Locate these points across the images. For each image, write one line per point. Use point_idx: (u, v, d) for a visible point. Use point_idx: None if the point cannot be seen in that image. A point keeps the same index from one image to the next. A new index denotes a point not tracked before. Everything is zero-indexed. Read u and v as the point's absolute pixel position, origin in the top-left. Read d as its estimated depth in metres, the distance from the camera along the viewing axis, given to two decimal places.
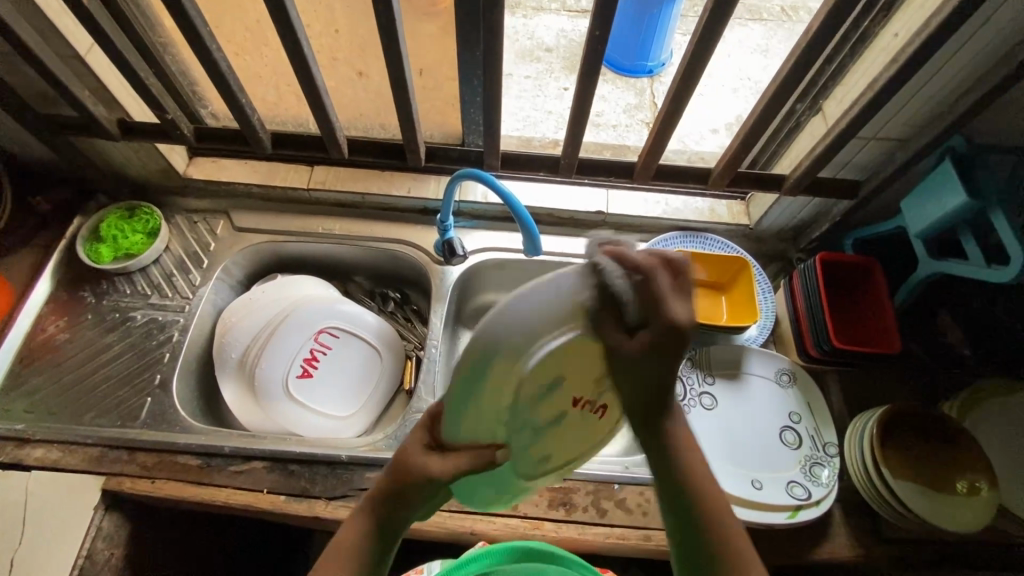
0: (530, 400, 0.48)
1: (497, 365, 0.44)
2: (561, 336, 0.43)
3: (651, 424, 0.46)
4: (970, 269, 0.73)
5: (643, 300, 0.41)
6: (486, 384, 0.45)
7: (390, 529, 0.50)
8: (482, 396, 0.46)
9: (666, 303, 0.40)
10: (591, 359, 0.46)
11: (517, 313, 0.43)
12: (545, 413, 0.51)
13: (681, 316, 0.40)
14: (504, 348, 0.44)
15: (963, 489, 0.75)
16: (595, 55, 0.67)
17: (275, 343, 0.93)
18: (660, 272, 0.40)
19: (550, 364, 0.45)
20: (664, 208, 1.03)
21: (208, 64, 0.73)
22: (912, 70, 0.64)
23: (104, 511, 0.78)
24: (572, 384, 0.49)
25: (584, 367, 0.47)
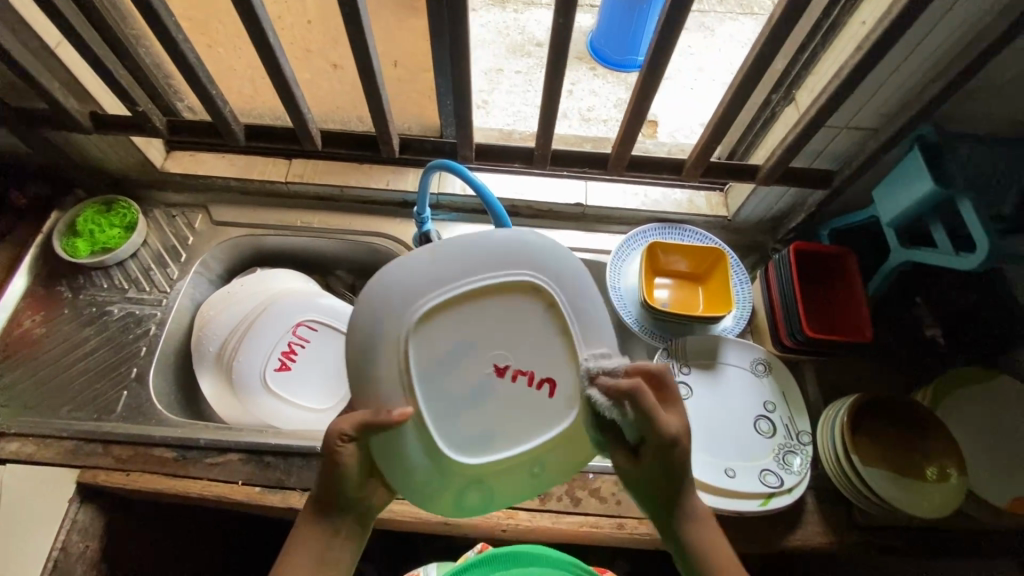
0: (436, 360, 0.55)
1: (384, 323, 0.53)
2: (444, 289, 0.54)
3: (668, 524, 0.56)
4: (938, 257, 0.73)
5: (637, 419, 0.53)
6: (379, 345, 0.53)
7: (331, 506, 0.54)
8: (379, 356, 0.53)
9: (656, 416, 0.52)
10: (484, 314, 0.57)
11: (397, 279, 0.54)
12: (463, 379, 0.56)
13: (667, 423, 0.52)
14: (388, 307, 0.53)
15: (932, 476, 0.75)
16: (564, 45, 0.66)
17: (253, 335, 0.92)
18: (644, 389, 0.52)
19: (439, 318, 0.55)
20: (643, 200, 1.03)
21: (176, 56, 0.73)
22: (876, 57, 0.64)
23: (79, 504, 0.79)
24: (477, 342, 0.56)
25: (483, 327, 0.57)
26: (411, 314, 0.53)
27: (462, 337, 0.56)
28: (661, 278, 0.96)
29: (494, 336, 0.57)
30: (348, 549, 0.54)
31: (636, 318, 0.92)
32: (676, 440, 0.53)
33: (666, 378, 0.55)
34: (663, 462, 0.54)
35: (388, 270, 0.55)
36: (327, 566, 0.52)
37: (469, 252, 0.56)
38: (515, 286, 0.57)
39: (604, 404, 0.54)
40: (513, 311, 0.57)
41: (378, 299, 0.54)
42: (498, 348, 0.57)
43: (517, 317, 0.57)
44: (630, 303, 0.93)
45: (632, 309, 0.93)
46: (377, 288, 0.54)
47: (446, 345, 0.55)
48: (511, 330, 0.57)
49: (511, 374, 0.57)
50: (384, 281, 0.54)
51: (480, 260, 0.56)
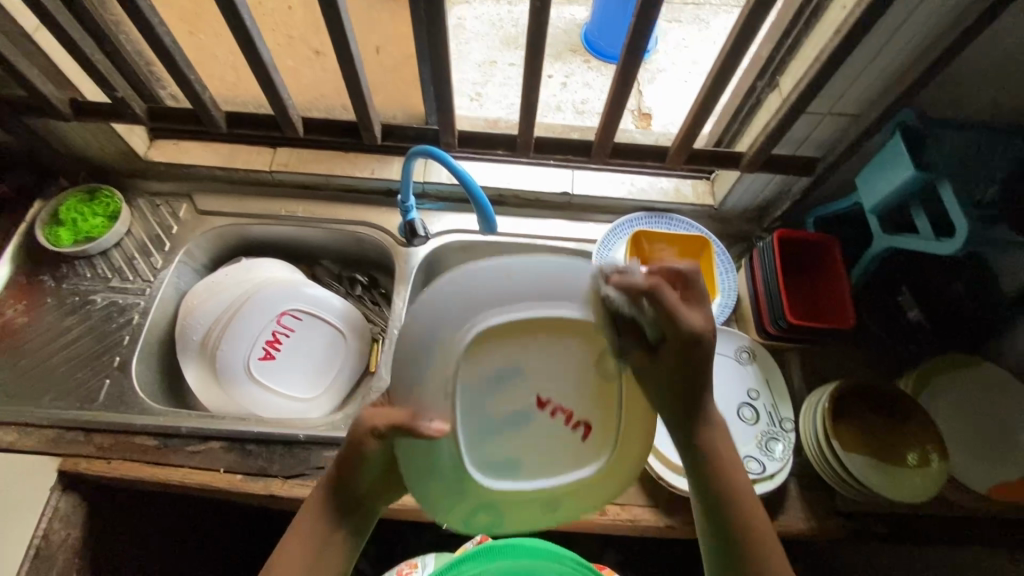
0: (482, 388, 0.48)
1: (437, 338, 0.46)
2: (507, 311, 0.47)
3: (684, 434, 0.55)
4: (920, 243, 0.73)
5: (659, 314, 0.50)
6: (426, 360, 0.46)
7: (343, 496, 0.51)
8: (425, 374, 0.47)
9: (681, 313, 0.50)
10: (545, 348, 0.49)
11: (457, 290, 0.47)
12: (505, 410, 0.50)
13: (693, 322, 0.50)
14: (443, 319, 0.46)
15: (913, 461, 0.76)
16: (542, 29, 0.66)
17: (236, 324, 0.92)
18: (665, 286, 0.49)
19: (495, 343, 0.48)
20: (629, 188, 1.03)
21: (152, 41, 0.72)
22: (856, 40, 0.63)
23: (61, 492, 0.79)
24: (526, 375, 0.50)
25: (540, 362, 0.49)
26: (466, 331, 0.46)
27: (515, 367, 0.49)
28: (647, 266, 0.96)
29: (550, 368, 0.50)
30: (349, 542, 0.52)
31: None
32: (702, 335, 0.51)
33: (691, 276, 0.53)
34: (684, 361, 0.51)
35: (449, 279, 0.47)
36: (325, 557, 0.50)
37: (545, 273, 0.48)
38: (592, 324, 0.49)
39: (622, 304, 0.49)
40: (578, 347, 0.49)
41: (433, 307, 0.47)
42: (550, 380, 0.50)
43: (578, 355, 0.50)
44: None
45: None
46: (434, 293, 0.47)
47: (496, 372, 0.49)
48: (568, 365, 0.50)
49: (557, 409, 0.51)
50: (445, 288, 0.47)
51: (560, 288, 0.48)
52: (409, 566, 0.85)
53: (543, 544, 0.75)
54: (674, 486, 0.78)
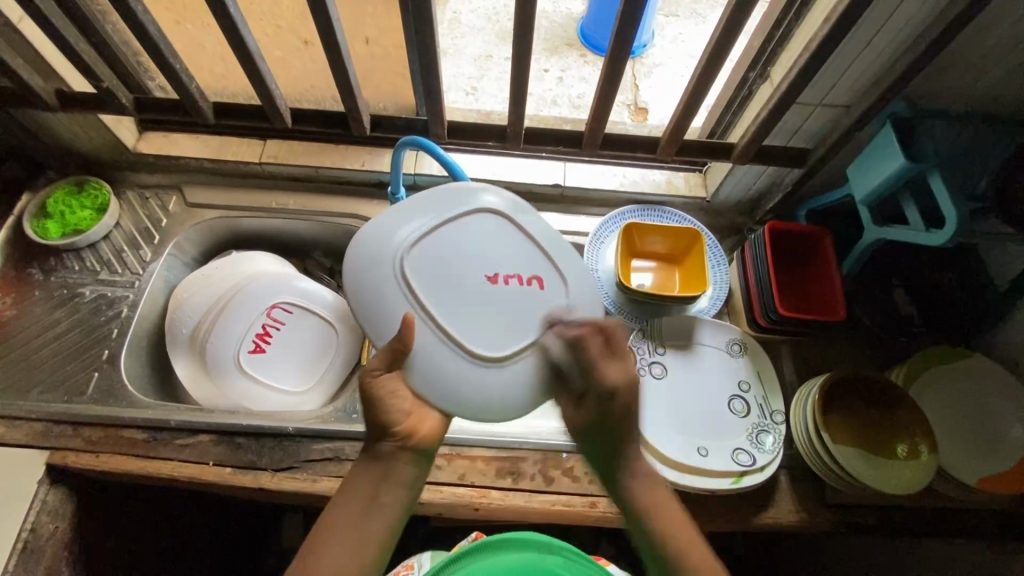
0: (433, 279, 0.66)
1: (379, 266, 0.66)
2: (418, 227, 0.68)
3: (609, 475, 0.60)
4: (910, 234, 0.73)
5: (583, 366, 0.62)
6: (382, 281, 0.65)
7: (374, 448, 0.58)
8: (384, 292, 0.65)
9: (598, 366, 0.60)
10: (461, 238, 0.68)
11: (371, 242, 0.68)
12: (465, 288, 0.66)
13: (608, 373, 0.60)
14: (374, 257, 0.67)
15: (903, 453, 0.76)
16: (529, 19, 0.65)
17: (225, 316, 0.91)
18: (590, 338, 0.62)
19: (423, 250, 0.67)
20: (621, 181, 1.02)
21: (136, 29, 0.71)
22: (845, 28, 0.63)
23: (49, 486, 0.78)
24: (461, 260, 0.67)
25: (463, 248, 0.68)
26: (395, 250, 0.66)
27: (448, 259, 0.67)
28: (639, 258, 0.95)
29: (472, 253, 0.68)
30: (394, 493, 0.57)
31: (611, 297, 0.92)
32: (617, 390, 0.59)
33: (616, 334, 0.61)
34: (607, 417, 0.60)
35: (365, 238, 0.69)
36: (372, 509, 0.55)
37: (432, 199, 0.70)
38: (473, 213, 0.70)
39: (557, 350, 0.66)
40: (485, 229, 0.70)
41: (363, 257, 0.67)
42: (484, 261, 0.68)
43: (489, 233, 0.70)
44: (606, 283, 0.93)
45: (607, 289, 0.92)
46: (362, 248, 0.68)
47: (438, 266, 0.66)
48: (488, 245, 0.69)
49: (505, 279, 0.67)
50: (364, 242, 0.68)
51: (435, 202, 0.70)
52: (406, 567, 0.86)
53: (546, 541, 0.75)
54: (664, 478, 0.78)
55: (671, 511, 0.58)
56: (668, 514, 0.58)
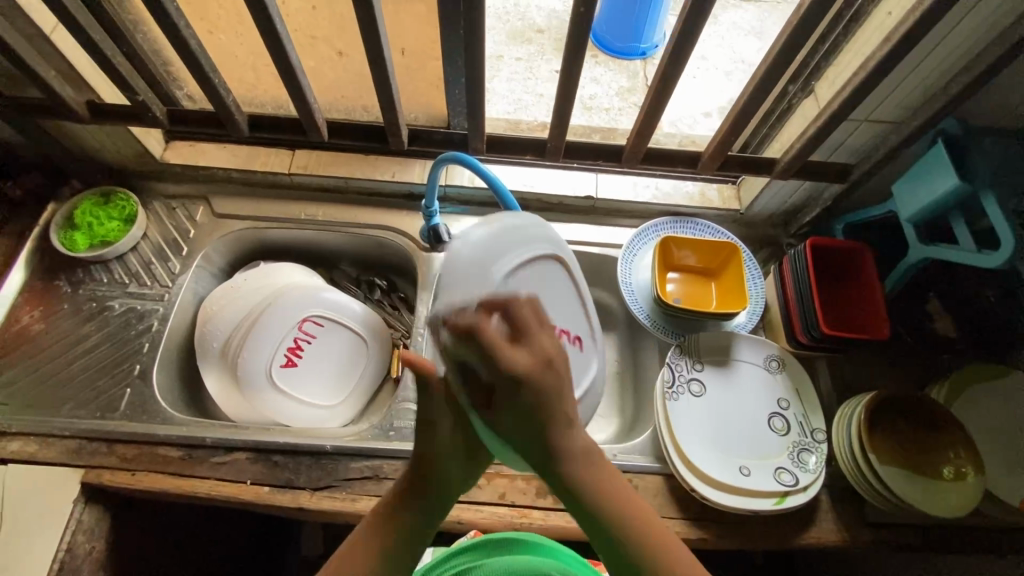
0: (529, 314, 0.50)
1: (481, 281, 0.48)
2: (522, 250, 0.53)
3: (543, 464, 0.48)
4: (962, 255, 0.72)
5: (480, 360, 0.45)
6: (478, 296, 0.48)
7: (424, 493, 0.51)
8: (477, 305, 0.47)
9: (501, 353, 0.45)
10: (550, 284, 0.55)
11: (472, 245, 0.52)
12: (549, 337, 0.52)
13: (517, 361, 0.45)
14: (477, 260, 0.50)
15: (949, 474, 0.75)
16: (582, 34, 0.64)
17: (256, 331, 0.90)
18: (488, 325, 0.45)
19: (522, 278, 0.51)
20: (655, 192, 1.01)
21: (178, 44, 0.69)
22: (906, 49, 0.62)
23: (84, 504, 0.77)
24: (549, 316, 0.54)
25: (553, 294, 0.56)
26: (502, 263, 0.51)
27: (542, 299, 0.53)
28: (674, 272, 0.95)
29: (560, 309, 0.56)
30: (428, 529, 0.51)
31: (647, 312, 0.91)
32: (521, 377, 0.45)
33: (521, 310, 0.46)
34: (521, 409, 0.47)
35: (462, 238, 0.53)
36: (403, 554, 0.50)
37: (535, 227, 0.57)
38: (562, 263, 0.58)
39: (452, 346, 0.45)
40: (562, 285, 0.57)
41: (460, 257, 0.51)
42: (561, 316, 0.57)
43: (565, 289, 0.58)
44: (640, 297, 0.92)
45: (642, 304, 0.92)
46: (462, 247, 0.52)
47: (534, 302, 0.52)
48: (565, 302, 0.57)
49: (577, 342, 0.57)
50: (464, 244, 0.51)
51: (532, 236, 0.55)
52: None
53: (548, 543, 0.72)
54: (707, 499, 0.77)
55: (618, 491, 0.49)
56: (629, 497, 0.49)
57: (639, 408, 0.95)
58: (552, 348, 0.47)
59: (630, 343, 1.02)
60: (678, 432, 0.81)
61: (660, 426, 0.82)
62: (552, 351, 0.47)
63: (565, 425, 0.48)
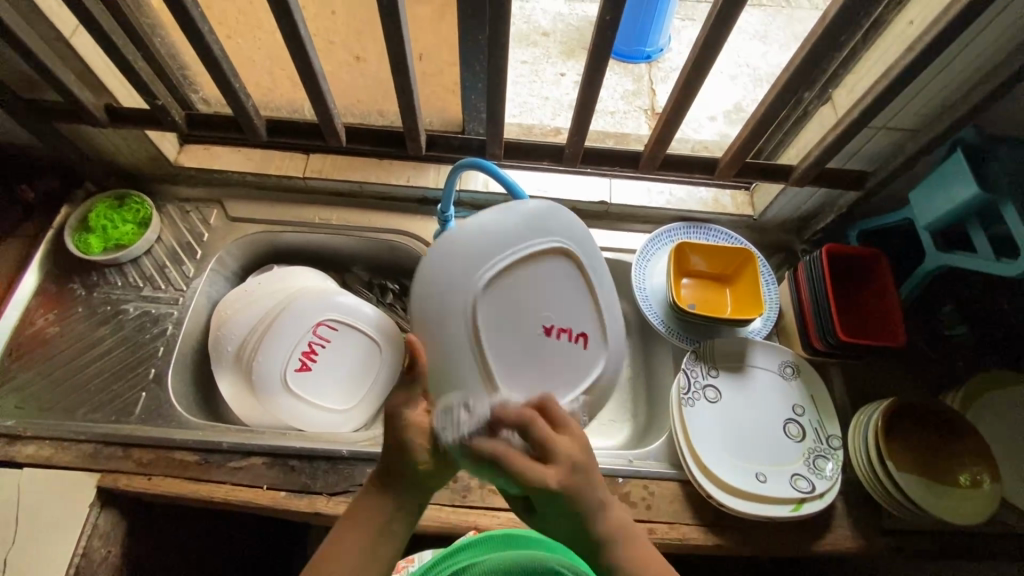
0: (494, 326, 0.60)
1: (452, 289, 0.60)
2: (515, 243, 0.61)
3: (590, 552, 0.53)
4: (979, 262, 0.73)
5: (507, 478, 0.52)
6: (449, 303, 0.59)
7: (393, 484, 0.53)
8: (444, 322, 0.59)
9: (526, 474, 0.50)
10: (540, 278, 0.62)
11: (456, 250, 0.61)
12: (519, 341, 0.61)
13: (546, 475, 0.50)
14: (450, 278, 0.60)
15: (965, 483, 0.75)
16: (605, 41, 0.64)
17: (272, 335, 0.90)
18: (504, 452, 0.51)
19: (492, 290, 0.60)
20: (669, 198, 1.01)
21: (200, 48, 0.70)
22: (929, 59, 0.62)
23: (100, 509, 0.77)
24: (523, 312, 0.61)
25: (532, 293, 0.61)
26: (472, 280, 0.60)
27: (515, 303, 0.61)
28: (688, 278, 0.95)
29: (538, 300, 0.61)
30: (401, 525, 0.53)
31: (662, 318, 0.91)
32: (553, 490, 0.50)
33: (536, 429, 0.52)
34: (552, 509, 0.52)
35: (458, 233, 0.63)
36: (381, 546, 0.51)
37: (527, 219, 0.62)
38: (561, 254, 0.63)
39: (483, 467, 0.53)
40: (549, 274, 0.62)
41: (434, 271, 0.62)
42: (543, 310, 0.62)
43: (553, 281, 0.63)
44: (654, 303, 0.92)
45: (657, 309, 0.92)
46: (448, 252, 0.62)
47: (505, 312, 0.60)
48: (541, 295, 0.62)
49: (558, 333, 0.62)
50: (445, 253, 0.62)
51: (541, 228, 0.63)
52: (407, 561, 0.82)
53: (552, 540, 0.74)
54: (724, 505, 0.77)
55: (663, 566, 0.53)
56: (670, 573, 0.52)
57: (652, 414, 0.96)
58: (573, 451, 0.52)
59: (642, 348, 1.02)
60: (694, 438, 0.81)
61: (675, 430, 0.82)
62: (575, 454, 0.52)
63: (602, 515, 0.52)
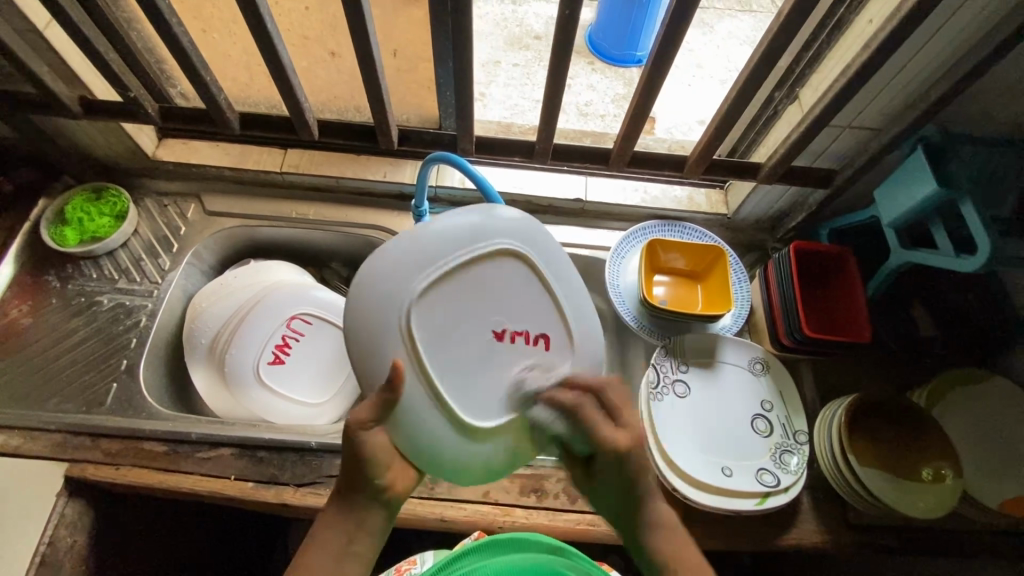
0: (440, 336, 0.55)
1: (390, 301, 0.53)
2: (459, 247, 0.56)
3: (628, 528, 0.60)
4: (939, 259, 0.74)
5: (580, 436, 0.57)
6: (386, 315, 0.53)
7: (353, 496, 0.55)
8: (383, 339, 0.53)
9: (602, 434, 0.56)
10: (486, 283, 0.57)
11: (393, 256, 0.55)
12: (469, 349, 0.56)
13: (612, 438, 0.56)
14: (388, 291, 0.54)
15: (928, 476, 0.76)
16: (568, 37, 0.65)
17: (245, 327, 0.90)
18: (587, 404, 0.57)
19: (437, 298, 0.55)
20: (644, 196, 1.02)
21: (170, 41, 0.70)
22: (884, 56, 0.63)
23: (68, 498, 0.78)
24: (469, 319, 0.56)
25: (479, 297, 0.57)
26: (411, 291, 0.54)
27: (463, 308, 0.56)
28: (660, 276, 0.96)
29: (487, 304, 0.57)
30: (366, 540, 0.54)
31: (634, 314, 0.91)
32: (623, 452, 0.57)
33: (614, 395, 0.58)
34: (611, 470, 0.58)
35: (396, 239, 0.56)
36: (346, 559, 0.53)
37: (469, 220, 0.57)
38: (510, 253, 0.58)
39: (552, 421, 0.57)
40: (499, 276, 0.57)
41: (368, 287, 0.55)
42: (496, 315, 0.57)
43: (506, 283, 0.58)
44: (628, 300, 0.92)
45: (630, 307, 0.92)
46: (382, 261, 0.55)
47: (448, 320, 0.55)
48: (492, 298, 0.57)
49: (512, 336, 0.57)
50: (379, 261, 0.55)
51: (486, 228, 0.57)
52: (409, 562, 0.81)
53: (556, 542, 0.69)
54: (690, 499, 0.77)
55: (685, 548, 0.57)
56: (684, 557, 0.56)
57: None
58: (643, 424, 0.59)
59: (617, 345, 1.02)
60: (661, 432, 0.81)
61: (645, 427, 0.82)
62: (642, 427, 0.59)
63: (654, 492, 0.60)
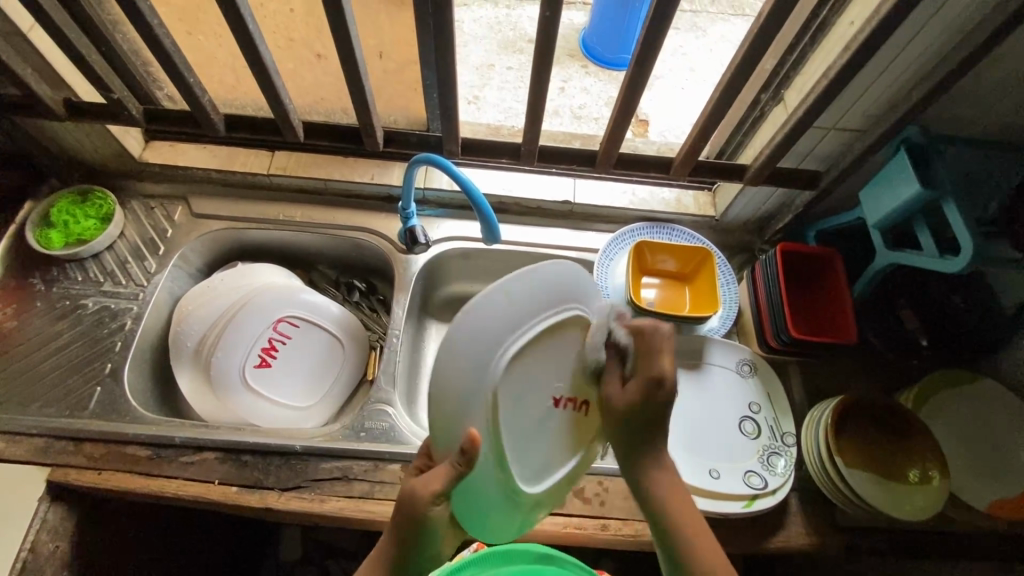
0: (513, 407, 0.50)
1: (479, 383, 0.45)
2: (536, 317, 0.48)
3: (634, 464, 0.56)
4: (923, 259, 0.74)
5: (639, 354, 0.54)
6: (474, 398, 0.45)
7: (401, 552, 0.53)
8: (466, 419, 0.46)
9: (658, 360, 0.53)
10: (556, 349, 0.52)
11: (482, 327, 0.45)
12: (533, 416, 0.53)
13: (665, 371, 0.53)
14: (477, 369, 0.45)
15: (915, 479, 0.76)
16: (550, 39, 0.65)
17: (230, 330, 0.89)
18: (656, 333, 0.54)
19: (517, 370, 0.49)
20: (631, 198, 1.02)
21: (152, 43, 0.70)
22: (863, 57, 0.63)
23: (49, 503, 0.77)
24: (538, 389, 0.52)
25: (546, 365, 0.52)
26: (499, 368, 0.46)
27: (532, 378, 0.51)
28: (648, 277, 0.96)
29: (552, 371, 0.53)
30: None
31: None
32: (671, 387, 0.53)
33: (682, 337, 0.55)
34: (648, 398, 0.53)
35: (480, 301, 0.45)
36: None
37: (549, 284, 0.49)
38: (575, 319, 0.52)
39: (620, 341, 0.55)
40: (566, 343, 0.53)
41: (460, 349, 0.45)
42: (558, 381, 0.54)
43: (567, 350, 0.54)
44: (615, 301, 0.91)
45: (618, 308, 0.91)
46: (469, 331, 0.45)
47: (521, 393, 0.50)
48: (560, 364, 0.54)
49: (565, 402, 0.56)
50: (463, 331, 0.45)
51: (563, 292, 0.50)
52: None
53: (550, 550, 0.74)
54: None
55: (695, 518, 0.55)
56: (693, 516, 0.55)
57: None
58: None
59: None
60: None
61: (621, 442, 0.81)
62: None
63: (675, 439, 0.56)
